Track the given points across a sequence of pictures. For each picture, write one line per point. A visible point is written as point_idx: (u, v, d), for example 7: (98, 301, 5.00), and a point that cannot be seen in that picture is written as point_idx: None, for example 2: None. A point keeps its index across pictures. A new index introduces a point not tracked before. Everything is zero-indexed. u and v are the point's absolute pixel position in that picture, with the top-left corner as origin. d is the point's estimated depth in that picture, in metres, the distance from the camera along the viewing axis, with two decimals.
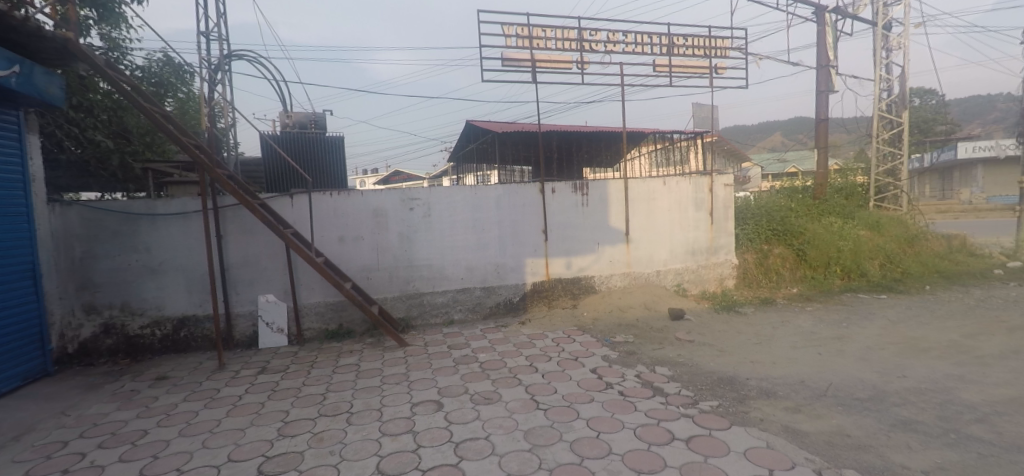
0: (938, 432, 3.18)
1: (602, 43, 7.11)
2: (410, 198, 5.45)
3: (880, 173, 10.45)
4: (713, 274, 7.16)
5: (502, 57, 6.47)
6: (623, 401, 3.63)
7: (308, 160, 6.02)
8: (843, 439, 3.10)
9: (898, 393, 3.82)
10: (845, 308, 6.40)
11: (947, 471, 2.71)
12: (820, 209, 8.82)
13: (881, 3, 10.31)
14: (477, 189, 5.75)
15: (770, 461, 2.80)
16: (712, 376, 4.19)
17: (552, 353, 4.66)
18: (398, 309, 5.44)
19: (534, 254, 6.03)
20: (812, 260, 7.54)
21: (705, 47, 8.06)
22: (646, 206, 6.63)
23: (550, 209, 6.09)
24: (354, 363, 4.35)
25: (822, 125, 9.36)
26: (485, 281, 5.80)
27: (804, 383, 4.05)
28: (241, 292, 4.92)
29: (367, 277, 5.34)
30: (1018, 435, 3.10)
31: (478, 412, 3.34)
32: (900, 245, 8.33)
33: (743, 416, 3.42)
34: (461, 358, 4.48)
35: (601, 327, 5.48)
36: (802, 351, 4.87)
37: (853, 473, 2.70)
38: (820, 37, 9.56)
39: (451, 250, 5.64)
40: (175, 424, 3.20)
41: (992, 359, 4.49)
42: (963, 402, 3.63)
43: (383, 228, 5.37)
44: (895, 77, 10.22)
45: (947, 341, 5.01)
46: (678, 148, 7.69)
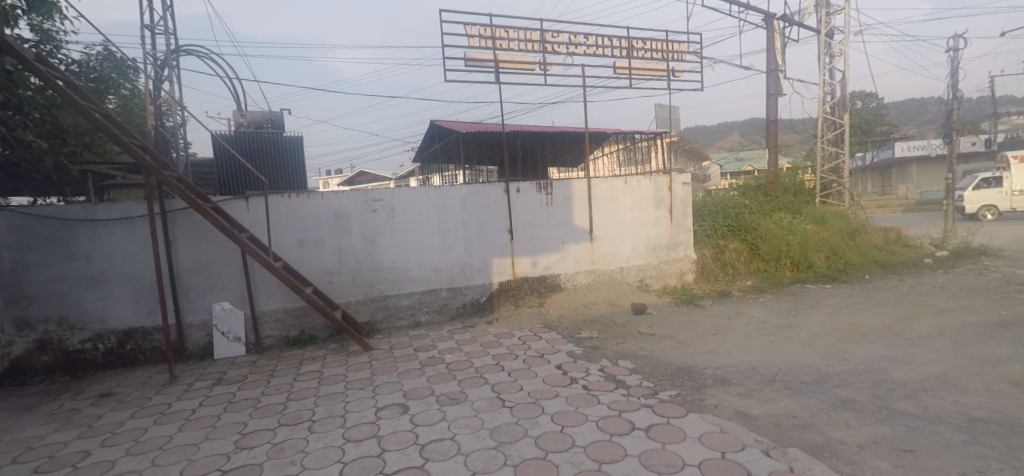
0: (873, 409, 3.40)
1: (564, 45, 7.19)
2: (373, 199, 5.33)
3: (825, 171, 11.06)
4: (673, 269, 7.37)
5: (465, 57, 6.44)
6: (587, 394, 3.67)
7: (264, 161, 5.78)
8: (790, 420, 3.27)
9: (839, 375, 4.06)
10: (794, 298, 6.74)
11: (879, 444, 2.91)
12: (771, 205, 9.24)
13: (824, 11, 10.90)
14: (441, 189, 5.68)
15: (724, 444, 2.91)
16: (673, 367, 4.32)
17: (518, 352, 4.66)
18: (362, 312, 5.32)
19: (501, 253, 6.03)
20: (765, 254, 7.88)
21: (663, 50, 8.29)
22: (609, 204, 6.75)
23: (515, 208, 6.10)
24: (316, 369, 4.21)
25: (773, 126, 9.81)
26: (452, 282, 5.75)
27: (756, 370, 4.23)
28: (193, 300, 4.68)
29: (330, 281, 5.19)
30: (942, 409, 3.36)
31: (445, 413, 3.31)
32: (843, 238, 8.84)
33: (700, 403, 3.54)
34: (428, 360, 4.42)
35: (567, 324, 5.54)
36: (754, 340, 5.10)
37: (797, 451, 2.85)
38: (770, 43, 10.02)
39: (417, 252, 5.56)
40: (122, 442, 3.01)
41: (922, 340, 4.83)
42: (895, 380, 3.90)
43: (346, 230, 5.23)
44: (837, 82, 10.84)
45: (883, 326, 5.36)
46: (640, 148, 7.86)
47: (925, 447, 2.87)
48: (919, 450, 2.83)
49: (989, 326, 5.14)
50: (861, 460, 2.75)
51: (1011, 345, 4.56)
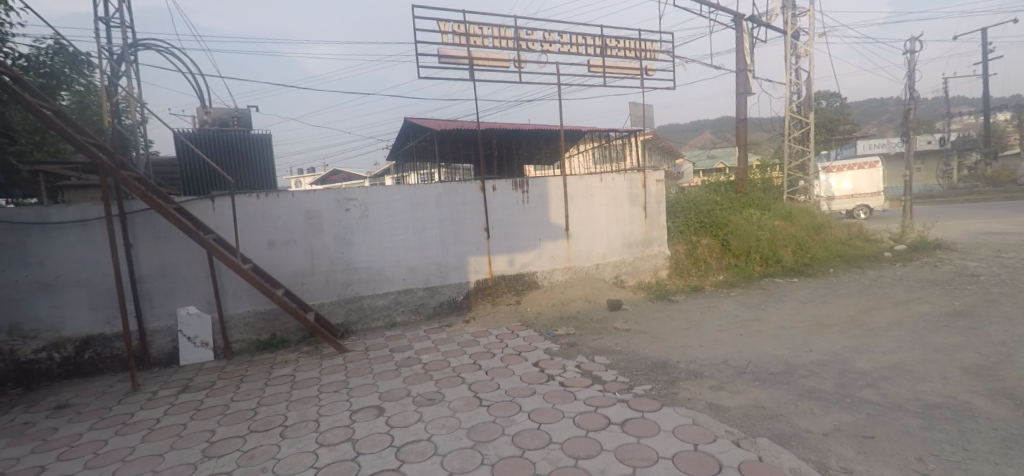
0: (836, 398, 3.53)
1: (539, 43, 7.20)
2: (346, 198, 5.23)
3: (792, 168, 11.41)
4: (648, 265, 7.49)
5: (438, 54, 6.37)
6: (563, 391, 3.70)
7: (230, 160, 5.61)
8: (759, 411, 3.36)
9: (805, 366, 4.19)
10: (764, 291, 6.93)
11: (842, 432, 3.02)
12: (741, 202, 9.47)
13: (790, 13, 11.21)
14: (416, 188, 5.62)
15: (695, 437, 2.97)
16: (647, 362, 4.38)
17: (495, 350, 4.66)
18: (335, 313, 5.22)
19: (477, 252, 6.00)
20: (735, 249, 8.08)
21: (636, 49, 8.40)
22: (585, 202, 6.81)
23: (491, 207, 6.08)
24: (288, 373, 4.11)
25: (742, 124, 10.05)
26: (428, 281, 5.70)
27: (727, 362, 4.34)
28: (157, 304, 4.50)
29: (302, 283, 5.08)
30: (900, 396, 3.51)
31: (421, 414, 3.28)
32: (809, 234, 9.14)
33: (673, 397, 3.61)
34: (404, 361, 4.37)
35: (544, 321, 5.56)
36: (726, 333, 5.22)
37: (766, 440, 2.93)
38: (739, 43, 10.26)
39: (391, 251, 5.48)
40: (80, 455, 2.88)
41: (882, 330, 5.04)
42: (857, 369, 4.05)
43: (317, 230, 5.12)
44: (803, 82, 11.19)
45: (847, 317, 5.57)
46: (615, 146, 7.95)
47: (885, 433, 2.99)
48: (880, 437, 2.95)
49: (943, 316, 5.40)
50: (826, 447, 2.85)
51: (963, 334, 4.80)
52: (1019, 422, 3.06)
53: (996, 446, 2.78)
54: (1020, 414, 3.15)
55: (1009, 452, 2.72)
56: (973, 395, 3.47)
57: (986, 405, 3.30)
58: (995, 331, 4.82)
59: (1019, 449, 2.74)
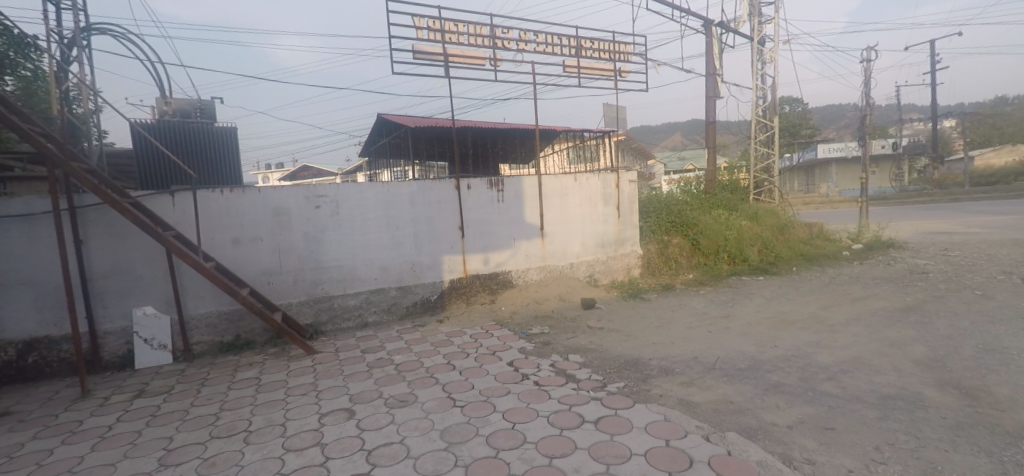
0: (800, 391, 3.63)
1: (514, 42, 7.17)
2: (316, 195, 5.09)
3: (758, 170, 11.74)
4: (621, 264, 7.58)
5: (413, 50, 6.26)
6: (537, 390, 3.68)
7: (192, 154, 5.35)
8: (727, 406, 3.42)
9: (771, 361, 4.30)
10: (731, 289, 7.10)
11: (805, 424, 3.11)
12: (710, 202, 9.70)
13: (757, 20, 11.53)
14: (389, 185, 5.50)
15: (666, 432, 3.00)
16: (620, 359, 4.41)
17: (469, 350, 4.61)
18: (304, 314, 5.06)
19: (451, 251, 5.92)
20: (705, 249, 8.25)
21: (610, 51, 8.45)
22: (559, 201, 6.82)
23: (466, 205, 6.02)
24: (253, 376, 3.96)
25: (712, 127, 10.28)
26: (401, 280, 5.59)
27: (696, 359, 4.41)
28: (110, 305, 4.26)
29: (268, 282, 4.90)
30: (858, 389, 3.64)
31: (394, 416, 3.20)
32: (773, 233, 9.42)
33: (645, 394, 3.64)
34: (376, 362, 4.27)
35: (518, 320, 5.54)
36: (696, 330, 5.31)
37: (734, 435, 2.99)
38: (709, 48, 10.48)
39: (363, 249, 5.36)
40: (22, 467, 2.69)
41: (841, 326, 5.23)
42: (819, 364, 4.19)
43: (285, 228, 4.95)
44: (768, 87, 11.52)
45: (809, 314, 5.76)
46: (589, 147, 8.00)
47: (844, 424, 3.09)
48: (840, 428, 3.05)
49: (896, 311, 5.65)
50: (790, 439, 2.93)
51: (914, 328, 5.03)
52: (965, 411, 3.22)
53: (945, 434, 2.92)
54: (966, 403, 3.32)
55: (957, 440, 2.86)
56: (924, 386, 3.63)
57: (936, 395, 3.46)
58: (943, 325, 5.07)
59: (965, 436, 2.89)
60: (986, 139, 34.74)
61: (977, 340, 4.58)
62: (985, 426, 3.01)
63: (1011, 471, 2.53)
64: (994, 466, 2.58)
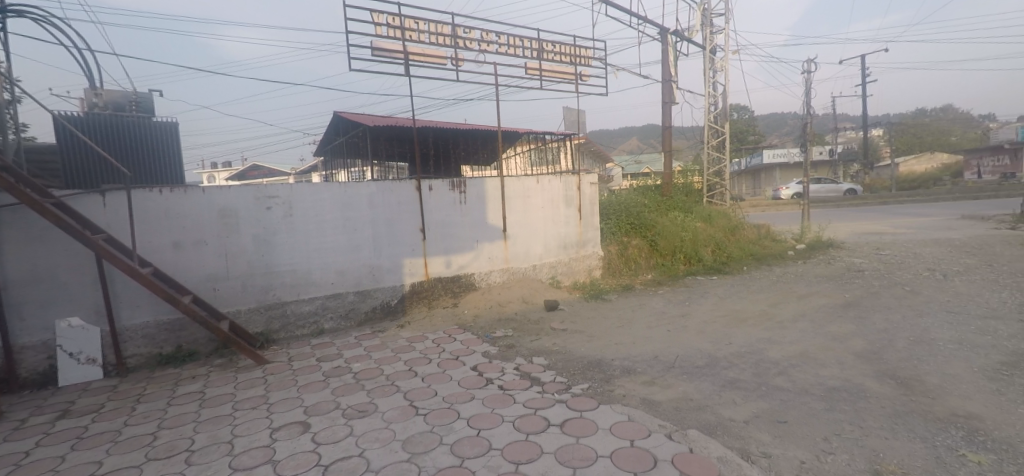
0: (754, 386, 3.73)
1: (476, 42, 7.11)
2: (267, 196, 4.81)
3: (710, 174, 12.17)
4: (582, 265, 7.64)
5: (372, 47, 6.06)
6: (502, 395, 3.61)
7: (128, 151, 4.96)
8: (688, 403, 3.47)
9: (726, 358, 4.42)
10: (687, 289, 7.29)
11: (760, 419, 3.19)
12: (667, 204, 9.96)
13: (709, 30, 11.95)
14: (347, 186, 5.29)
15: (631, 433, 2.99)
16: (583, 361, 4.41)
17: (432, 355, 4.48)
18: (254, 322, 4.77)
19: (413, 253, 5.76)
20: (662, 249, 8.45)
21: (571, 55, 8.52)
22: (521, 203, 6.79)
23: (427, 206, 5.88)
24: (196, 390, 3.68)
25: (668, 132, 10.56)
26: (360, 285, 5.38)
27: (657, 358, 4.46)
28: (29, 317, 3.85)
29: (213, 288, 4.58)
30: (807, 382, 3.78)
31: (352, 427, 3.04)
32: (726, 234, 9.76)
33: (609, 394, 3.64)
34: (333, 370, 4.07)
35: (482, 323, 5.45)
36: (655, 329, 5.39)
37: (695, 432, 3.02)
38: (665, 55, 10.77)
39: (319, 253, 5.12)
40: None
41: (789, 322, 5.45)
42: (770, 359, 4.33)
43: (233, 230, 4.65)
44: (719, 94, 11.97)
45: (759, 311, 5.98)
46: (551, 149, 8.03)
47: (796, 417, 3.19)
48: (792, 421, 3.14)
49: (838, 307, 5.95)
50: (747, 434, 2.99)
51: (854, 322, 5.31)
52: (902, 400, 3.39)
53: (885, 423, 3.06)
54: (902, 393, 3.51)
55: (896, 427, 3.01)
56: (865, 377, 3.82)
57: (875, 386, 3.64)
58: (878, 319, 5.39)
59: (903, 424, 3.04)
60: (910, 147, 37.69)
61: (908, 333, 4.89)
62: (920, 414, 3.18)
63: (945, 455, 2.68)
64: (930, 451, 2.72)
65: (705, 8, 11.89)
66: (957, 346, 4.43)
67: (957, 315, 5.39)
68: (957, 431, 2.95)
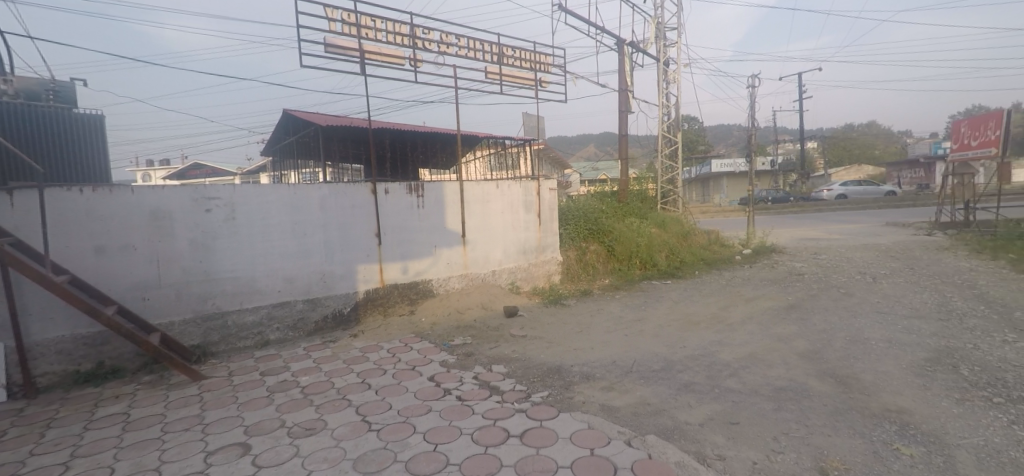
0: (708, 389, 3.79)
1: (435, 43, 6.96)
2: (205, 197, 4.47)
3: (664, 182, 12.52)
4: (542, 270, 7.61)
5: (324, 43, 5.79)
6: (460, 406, 3.48)
7: (41, 145, 4.48)
8: (645, 408, 3.47)
9: (681, 361, 4.48)
10: (643, 293, 7.41)
11: (714, 421, 3.22)
12: (623, 210, 10.14)
13: (663, 43, 12.33)
14: (296, 188, 5.01)
15: (590, 441, 2.95)
16: (543, 367, 4.35)
17: (386, 366, 4.29)
18: (190, 333, 4.42)
19: (367, 259, 5.53)
20: (619, 254, 8.57)
21: (531, 61, 8.52)
22: (480, 208, 6.68)
23: (383, 210, 5.67)
24: (119, 412, 3.33)
25: (624, 139, 10.76)
26: (310, 293, 5.10)
27: (615, 363, 4.46)
28: None
29: (143, 298, 4.20)
30: (756, 383, 3.88)
31: (298, 447, 2.83)
32: (679, 239, 10.03)
33: (569, 401, 3.59)
34: (277, 385, 3.80)
35: (439, 331, 5.29)
36: (613, 334, 5.42)
37: (653, 437, 3.00)
38: (621, 65, 11.00)
39: (264, 259, 4.81)
40: None
41: (738, 325, 5.62)
42: (722, 361, 4.43)
43: (167, 234, 4.28)
44: (672, 105, 12.35)
45: (711, 314, 6.14)
46: (510, 154, 8.01)
47: (748, 417, 3.25)
48: (743, 421, 3.19)
49: (783, 309, 6.20)
50: (702, 437, 3.00)
51: (797, 324, 5.54)
52: (841, 398, 3.53)
53: (828, 420, 3.17)
54: (841, 390, 3.66)
55: (837, 424, 3.12)
56: (808, 376, 3.96)
57: (817, 385, 3.78)
58: (818, 320, 5.65)
59: (844, 421, 3.16)
60: (841, 160, 40.45)
61: (845, 333, 5.14)
62: (858, 410, 3.32)
63: (881, 449, 2.79)
64: (868, 446, 2.83)
65: (658, 21, 12.27)
66: (888, 345, 4.70)
67: (886, 315, 5.74)
68: (891, 426, 3.08)
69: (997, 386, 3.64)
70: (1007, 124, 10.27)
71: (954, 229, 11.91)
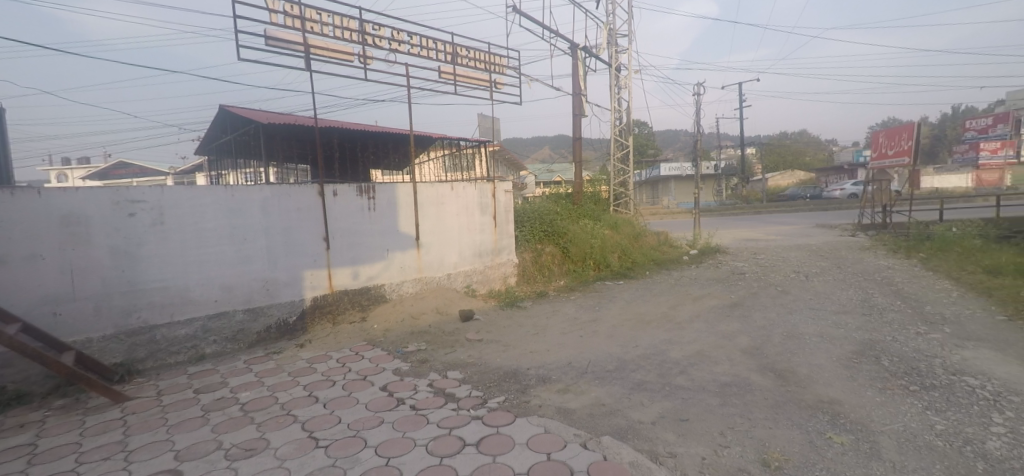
0: (659, 387, 3.86)
1: (387, 40, 6.77)
2: (129, 200, 4.10)
3: (616, 184, 12.80)
4: (497, 273, 7.57)
5: (265, 35, 5.49)
6: (415, 416, 3.36)
7: None
8: (600, 409, 3.48)
9: (634, 360, 4.55)
10: (597, 294, 7.51)
11: (665, 418, 3.28)
12: (577, 212, 10.26)
13: (615, 49, 12.62)
14: (234, 190, 4.70)
15: (547, 445, 2.92)
16: (499, 372, 4.29)
17: (336, 377, 4.09)
18: (111, 351, 4.03)
19: (315, 264, 5.28)
20: (574, 256, 8.66)
21: (486, 62, 8.46)
22: (435, 210, 6.55)
23: (332, 213, 5.43)
24: (24, 443, 2.97)
25: (578, 142, 10.90)
26: (251, 301, 4.80)
27: (570, 364, 4.47)
28: None
29: (55, 314, 3.79)
30: (704, 379, 4.00)
31: (236, 471, 2.62)
32: (631, 240, 10.28)
33: (525, 406, 3.54)
34: (213, 404, 3.52)
35: (392, 338, 5.12)
36: (568, 335, 5.45)
37: (608, 438, 3.01)
38: (575, 69, 11.15)
39: (200, 266, 4.48)
40: None
41: (686, 323, 5.81)
42: (672, 359, 4.54)
43: (83, 242, 3.89)
44: (624, 110, 12.65)
45: (662, 313, 6.31)
46: (465, 156, 7.90)
47: (696, 414, 3.33)
48: (693, 418, 3.27)
49: (727, 307, 6.47)
50: (654, 435, 3.05)
51: (739, 321, 5.79)
52: (780, 390, 3.70)
53: (769, 413, 3.30)
54: (780, 383, 3.83)
55: (778, 416, 3.25)
56: (750, 371, 4.13)
57: (758, 379, 3.94)
58: (760, 317, 5.93)
59: (784, 413, 3.30)
60: (777, 165, 43.05)
61: (782, 328, 5.42)
62: (796, 402, 3.48)
63: (816, 439, 2.93)
64: (805, 436, 2.96)
65: (610, 28, 12.53)
66: (820, 339, 4.99)
67: (818, 311, 6.11)
68: (825, 416, 3.25)
69: (913, 374, 3.95)
70: (917, 135, 11.24)
71: (875, 229, 12.89)
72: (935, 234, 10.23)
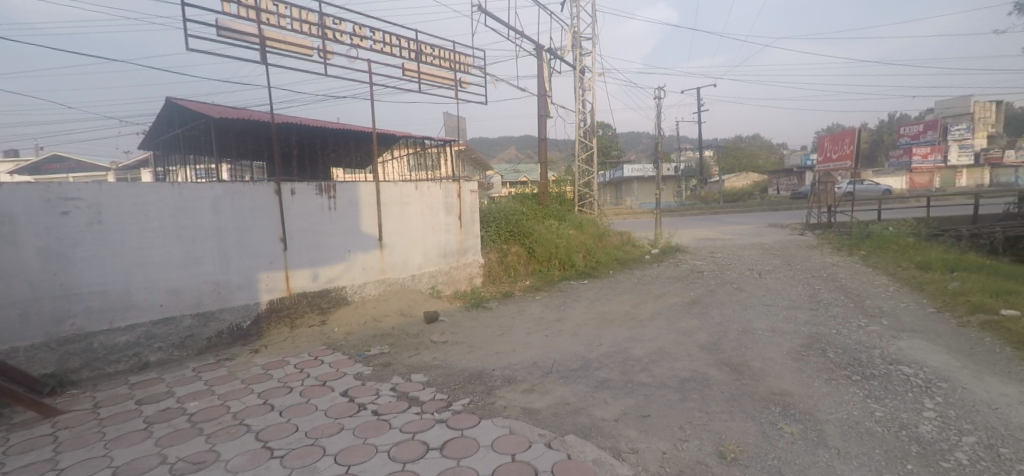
0: (621, 384, 3.91)
1: (348, 35, 6.58)
2: (62, 198, 3.82)
3: (580, 185, 12.94)
4: (463, 273, 7.50)
5: (217, 25, 5.22)
6: (376, 421, 3.26)
7: None
8: (564, 408, 3.49)
9: (598, 359, 4.59)
10: (562, 293, 7.57)
11: (627, 415, 3.32)
12: (543, 213, 10.32)
13: (579, 52, 12.76)
14: (181, 188, 4.44)
15: (512, 446, 2.89)
16: (464, 373, 4.24)
17: (293, 383, 3.93)
18: (42, 361, 3.72)
19: (271, 266, 5.07)
20: (540, 256, 8.68)
21: (450, 60, 8.36)
22: (399, 210, 6.42)
23: (289, 213, 5.23)
24: None
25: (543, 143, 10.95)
26: (201, 305, 4.55)
27: (535, 364, 4.47)
28: None
29: None
30: (664, 375, 4.08)
31: None
32: (595, 240, 10.41)
33: (490, 407, 3.51)
34: (158, 415, 3.31)
35: (354, 341, 4.98)
36: (534, 335, 5.45)
37: (572, 436, 3.02)
38: (540, 71, 11.19)
39: (143, 268, 4.21)
40: None
41: (648, 321, 5.92)
42: (634, 356, 4.61)
43: (8, 244, 3.58)
44: (588, 111, 12.82)
45: (625, 311, 6.41)
46: (430, 155, 7.78)
47: (657, 410, 3.39)
48: (654, 414, 3.32)
49: (687, 304, 6.65)
50: (617, 432, 3.08)
51: (698, 318, 5.95)
52: (736, 384, 3.82)
53: (725, 406, 3.40)
54: (736, 377, 3.96)
55: (733, 409, 3.35)
56: (708, 366, 4.24)
57: (715, 374, 4.06)
58: (717, 314, 6.12)
59: (739, 405, 3.41)
60: (733, 167, 44.72)
61: (738, 324, 5.61)
62: (751, 395, 3.60)
63: (768, 429, 3.03)
64: (759, 428, 3.06)
65: (574, 30, 12.66)
66: (773, 333, 5.19)
67: (771, 307, 6.36)
68: (776, 407, 3.38)
69: (855, 365, 4.16)
70: (859, 140, 11.90)
71: (821, 229, 13.57)
72: (875, 233, 10.86)
